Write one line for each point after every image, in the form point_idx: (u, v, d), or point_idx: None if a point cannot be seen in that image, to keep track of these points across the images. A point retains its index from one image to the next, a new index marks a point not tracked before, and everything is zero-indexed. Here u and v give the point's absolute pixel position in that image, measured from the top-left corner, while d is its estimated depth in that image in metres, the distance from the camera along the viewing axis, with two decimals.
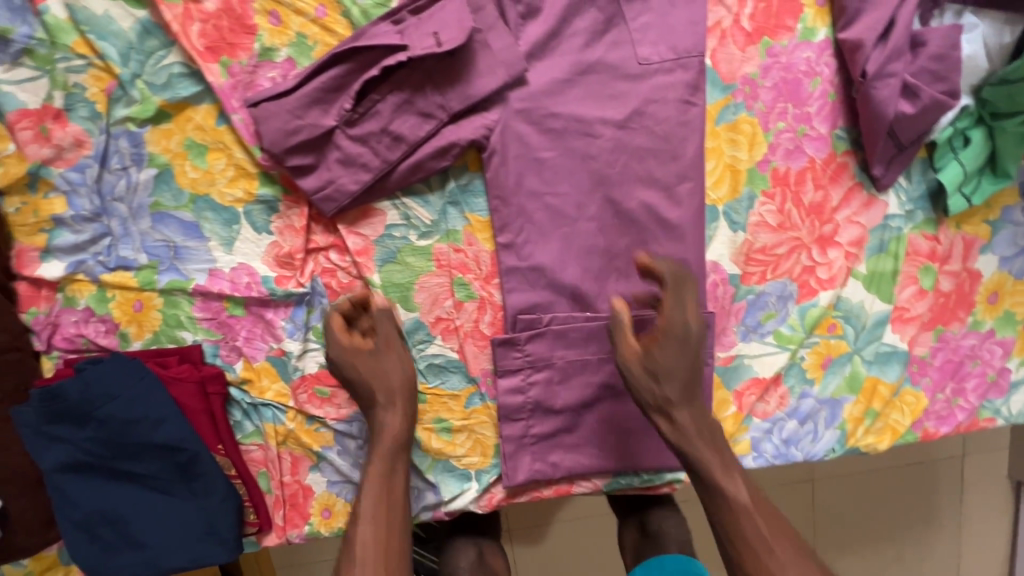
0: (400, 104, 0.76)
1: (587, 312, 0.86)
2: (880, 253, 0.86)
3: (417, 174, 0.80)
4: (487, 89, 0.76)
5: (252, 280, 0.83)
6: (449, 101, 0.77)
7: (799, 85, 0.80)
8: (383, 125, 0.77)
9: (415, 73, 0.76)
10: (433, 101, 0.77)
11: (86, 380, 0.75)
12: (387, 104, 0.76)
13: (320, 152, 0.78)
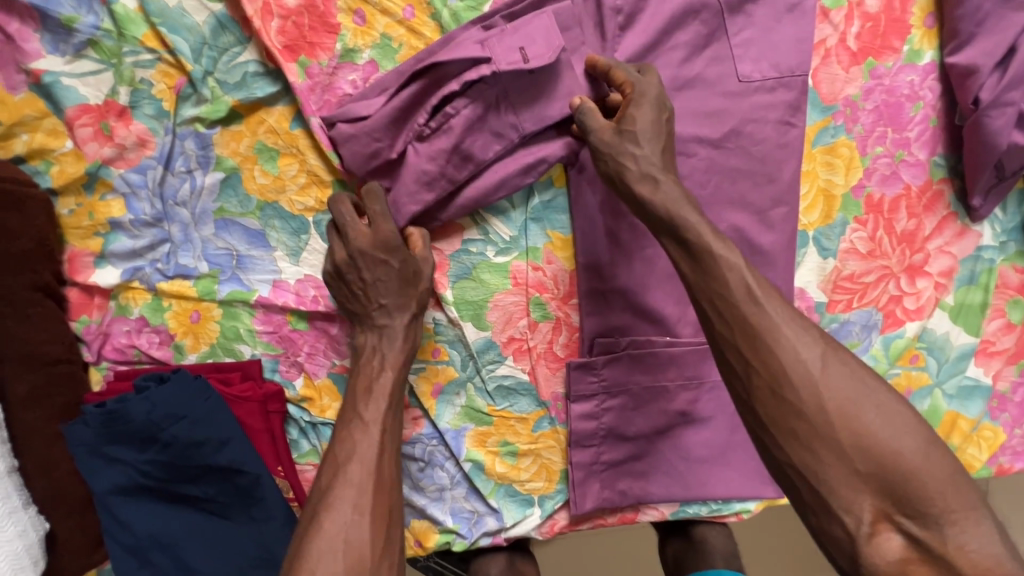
0: (474, 121, 0.71)
1: (667, 336, 0.82)
2: (970, 285, 0.83)
3: (501, 191, 0.74)
4: None
5: (319, 293, 0.79)
6: (523, 121, 0.71)
7: (900, 109, 0.77)
8: (454, 142, 0.71)
9: (493, 88, 0.70)
10: (507, 121, 0.71)
11: (150, 397, 0.69)
12: (461, 120, 0.70)
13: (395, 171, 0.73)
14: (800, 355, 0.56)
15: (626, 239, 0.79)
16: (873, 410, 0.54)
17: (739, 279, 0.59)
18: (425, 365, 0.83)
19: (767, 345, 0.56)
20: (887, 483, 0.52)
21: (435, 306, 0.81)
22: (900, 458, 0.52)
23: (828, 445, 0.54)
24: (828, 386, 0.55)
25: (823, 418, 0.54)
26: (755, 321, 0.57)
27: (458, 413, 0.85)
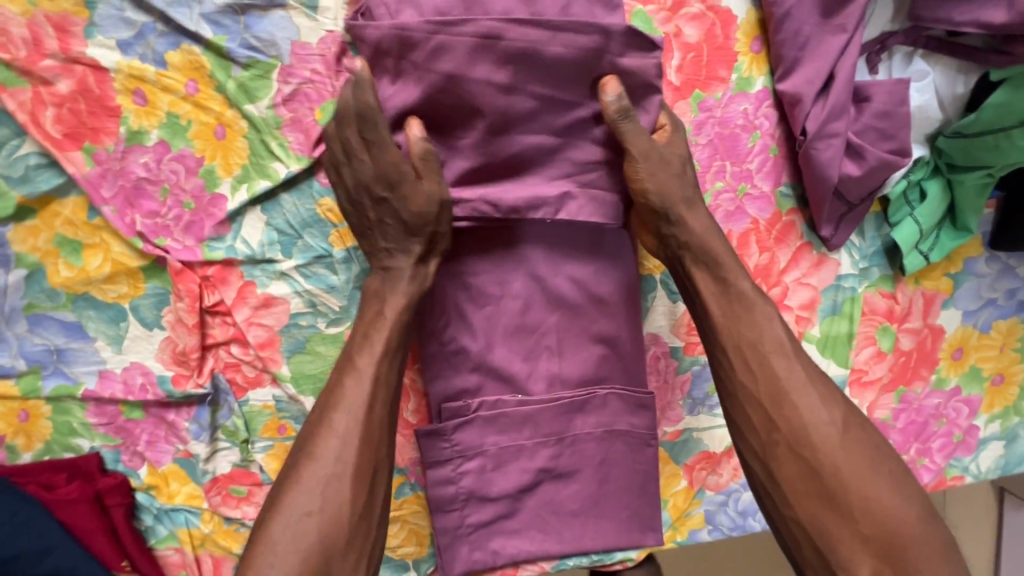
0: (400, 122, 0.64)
1: (517, 394, 0.79)
2: (834, 315, 0.79)
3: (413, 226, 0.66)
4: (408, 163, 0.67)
5: (147, 380, 0.76)
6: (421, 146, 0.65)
7: (737, 141, 0.72)
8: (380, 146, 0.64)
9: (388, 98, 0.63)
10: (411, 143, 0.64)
11: None
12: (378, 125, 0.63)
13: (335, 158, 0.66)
14: (810, 413, 0.58)
15: (461, 300, 0.76)
16: (884, 475, 0.56)
17: (753, 333, 0.61)
18: (271, 443, 0.80)
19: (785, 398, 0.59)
20: (882, 535, 0.54)
21: (273, 383, 0.78)
22: (899, 523, 0.54)
23: (814, 472, 0.56)
24: (832, 436, 0.57)
25: (833, 472, 0.56)
26: (781, 380, 0.60)
27: None
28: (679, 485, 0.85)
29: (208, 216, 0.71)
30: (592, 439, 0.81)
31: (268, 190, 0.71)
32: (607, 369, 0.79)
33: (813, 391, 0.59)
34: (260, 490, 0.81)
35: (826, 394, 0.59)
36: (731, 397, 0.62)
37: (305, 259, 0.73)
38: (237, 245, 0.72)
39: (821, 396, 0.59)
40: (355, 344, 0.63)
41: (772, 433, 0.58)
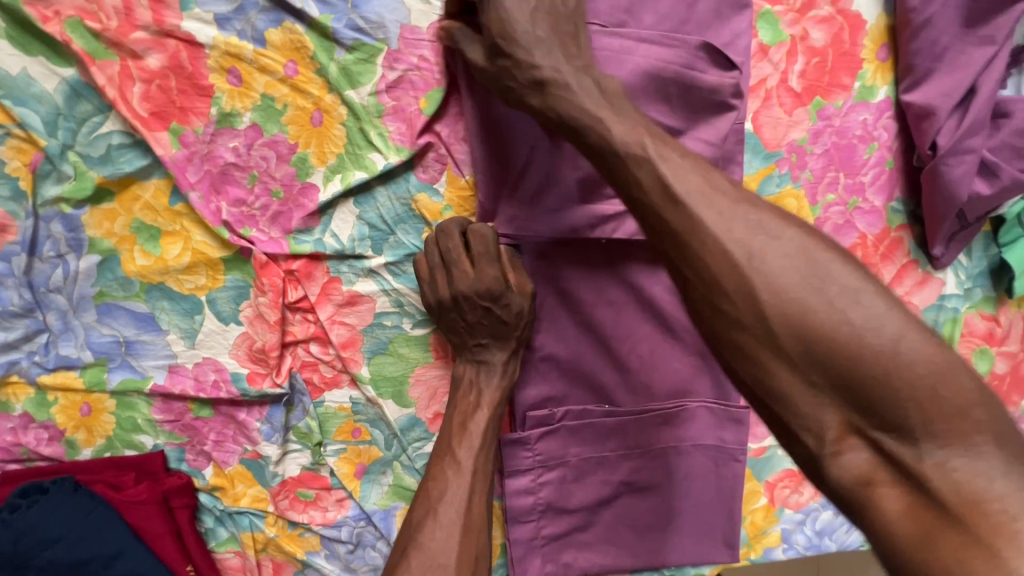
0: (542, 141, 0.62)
1: (604, 405, 0.76)
2: (933, 336, 0.76)
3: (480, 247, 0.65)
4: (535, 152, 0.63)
5: (220, 377, 0.72)
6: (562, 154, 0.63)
7: (853, 152, 0.69)
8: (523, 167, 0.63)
9: None
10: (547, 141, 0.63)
11: (17, 529, 0.65)
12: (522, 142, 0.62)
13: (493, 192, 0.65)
14: (746, 301, 0.41)
15: (551, 304, 0.73)
16: (914, 366, 0.38)
17: (703, 219, 0.43)
18: (345, 446, 0.76)
19: (745, 289, 0.41)
20: (904, 433, 0.39)
21: (351, 385, 0.74)
22: (942, 416, 0.38)
23: (796, 385, 0.41)
24: (805, 331, 0.40)
25: (819, 370, 0.40)
26: (735, 272, 0.42)
27: (386, 492, 0.79)
28: (759, 502, 0.83)
29: (297, 207, 0.67)
30: (678, 453, 0.78)
31: (363, 182, 0.66)
32: (698, 382, 0.76)
33: (786, 257, 0.41)
34: (328, 494, 0.78)
35: (801, 266, 0.41)
36: (694, 300, 0.44)
37: (395, 256, 0.70)
38: (325, 238, 0.68)
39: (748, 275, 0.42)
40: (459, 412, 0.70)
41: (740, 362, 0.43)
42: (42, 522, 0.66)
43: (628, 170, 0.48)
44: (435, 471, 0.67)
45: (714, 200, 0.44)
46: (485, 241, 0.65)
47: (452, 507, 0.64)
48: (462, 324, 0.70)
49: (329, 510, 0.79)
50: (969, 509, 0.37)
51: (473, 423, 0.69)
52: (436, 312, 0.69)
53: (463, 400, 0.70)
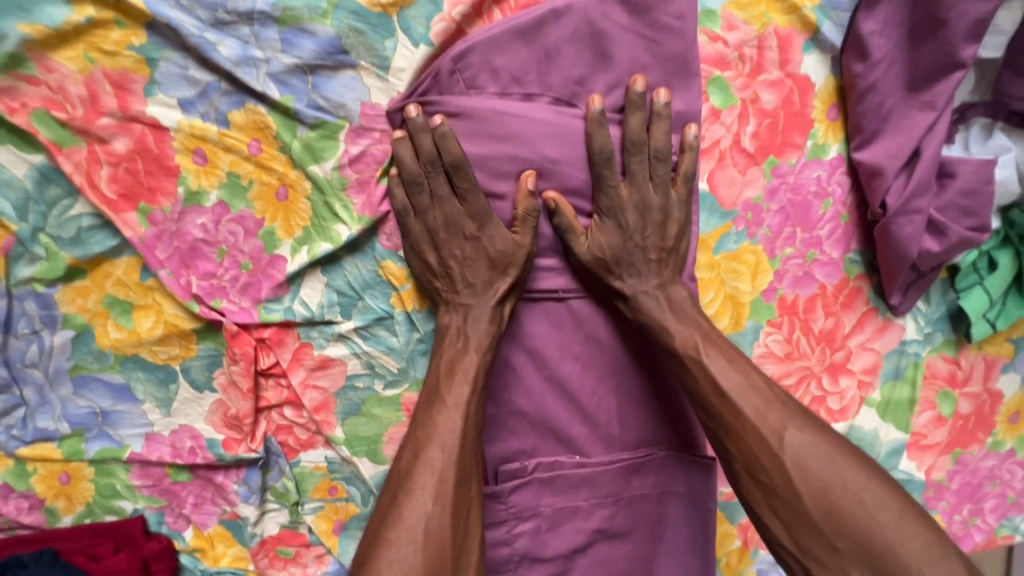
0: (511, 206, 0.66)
1: (576, 456, 0.77)
2: (896, 379, 0.78)
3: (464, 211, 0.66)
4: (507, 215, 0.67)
5: (196, 443, 0.73)
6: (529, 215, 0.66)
7: (808, 208, 0.71)
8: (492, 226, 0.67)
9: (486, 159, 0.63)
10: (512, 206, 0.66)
11: None
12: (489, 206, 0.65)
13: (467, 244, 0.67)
14: (697, 364, 0.64)
15: (519, 361, 0.74)
16: (847, 479, 0.57)
17: (704, 372, 0.64)
18: (322, 504, 0.78)
19: (743, 438, 0.61)
20: (854, 539, 0.55)
21: (325, 445, 0.75)
22: (882, 531, 0.54)
23: (742, 432, 0.61)
24: (771, 451, 0.59)
25: (794, 495, 0.58)
26: (724, 410, 0.63)
27: None
28: (733, 544, 0.84)
29: (266, 277, 0.68)
30: (651, 500, 0.79)
31: (329, 252, 0.68)
32: (661, 432, 0.78)
33: (695, 319, 0.67)
34: (308, 550, 0.79)
35: (779, 417, 0.60)
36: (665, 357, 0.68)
37: (364, 321, 0.71)
38: (295, 306, 0.70)
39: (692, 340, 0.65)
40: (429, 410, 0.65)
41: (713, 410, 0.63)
42: None
43: (650, 289, 0.68)
44: (393, 510, 0.60)
45: (659, 258, 0.68)
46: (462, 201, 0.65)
47: (423, 546, 0.58)
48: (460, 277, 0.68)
49: (309, 566, 0.80)
50: (848, 513, 0.55)
51: (444, 421, 0.64)
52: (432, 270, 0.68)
53: (424, 434, 0.64)
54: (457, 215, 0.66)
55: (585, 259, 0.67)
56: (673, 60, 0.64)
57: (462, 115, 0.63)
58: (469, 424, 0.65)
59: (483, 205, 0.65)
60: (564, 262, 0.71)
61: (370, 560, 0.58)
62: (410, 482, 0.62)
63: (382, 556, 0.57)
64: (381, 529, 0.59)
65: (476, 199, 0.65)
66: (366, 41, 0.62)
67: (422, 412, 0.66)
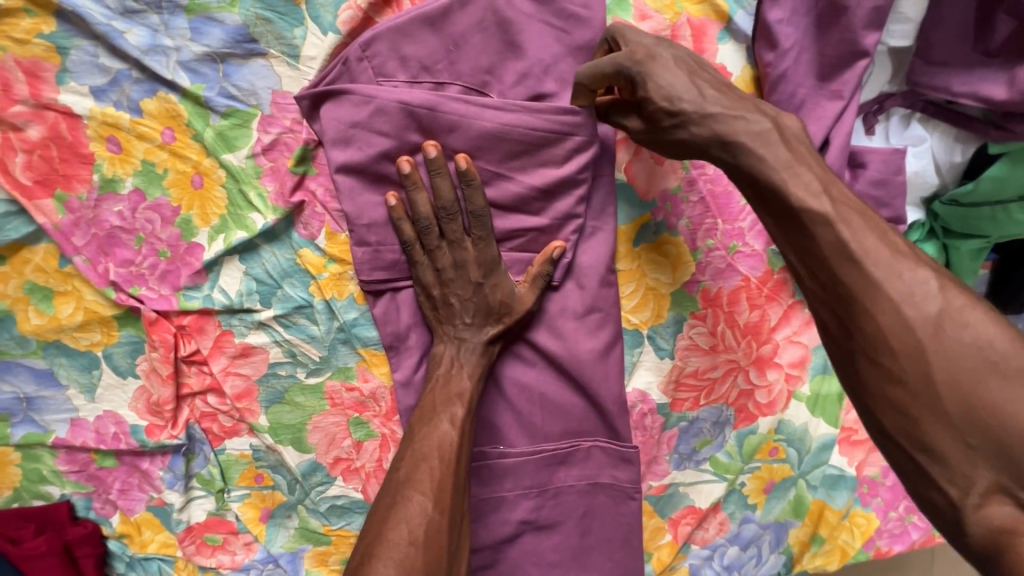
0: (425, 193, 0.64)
1: (499, 446, 0.77)
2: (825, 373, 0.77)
3: (441, 214, 0.65)
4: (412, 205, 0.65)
5: (120, 429, 0.74)
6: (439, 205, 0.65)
7: (729, 199, 0.71)
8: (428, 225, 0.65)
9: (397, 144, 0.63)
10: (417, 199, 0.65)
11: None
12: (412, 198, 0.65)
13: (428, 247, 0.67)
14: (768, 166, 0.53)
15: None
16: (1002, 376, 0.44)
17: (773, 182, 0.52)
18: (248, 491, 0.78)
19: (848, 287, 0.48)
20: (995, 438, 0.44)
21: (250, 433, 0.76)
22: (1013, 416, 0.43)
23: (834, 267, 0.49)
24: (911, 347, 0.46)
25: (906, 356, 0.46)
26: (859, 289, 0.48)
27: (293, 536, 0.81)
28: (664, 539, 0.83)
29: (184, 265, 0.69)
30: (576, 491, 0.79)
31: (245, 240, 0.68)
32: (589, 423, 0.77)
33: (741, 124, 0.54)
34: (236, 538, 0.80)
35: (908, 277, 0.47)
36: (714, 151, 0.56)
37: (284, 309, 0.71)
38: (214, 294, 0.70)
39: (748, 122, 0.55)
40: (429, 406, 0.68)
41: (798, 228, 0.51)
42: None
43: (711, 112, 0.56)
44: (393, 513, 0.61)
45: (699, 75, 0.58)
46: (427, 209, 0.65)
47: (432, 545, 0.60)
48: (446, 282, 0.68)
49: (238, 553, 0.80)
50: (959, 393, 0.45)
51: (446, 415, 0.67)
52: (427, 285, 0.68)
53: (423, 446, 0.65)
54: (426, 219, 0.65)
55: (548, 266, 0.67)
56: (580, 47, 0.65)
57: (364, 101, 0.62)
58: (465, 437, 0.67)
59: (449, 194, 0.64)
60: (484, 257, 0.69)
61: (366, 561, 0.58)
62: (413, 474, 0.64)
63: (387, 534, 0.59)
64: (383, 528, 0.60)
65: (442, 195, 0.64)
66: (275, 30, 0.63)
67: (421, 423, 0.67)
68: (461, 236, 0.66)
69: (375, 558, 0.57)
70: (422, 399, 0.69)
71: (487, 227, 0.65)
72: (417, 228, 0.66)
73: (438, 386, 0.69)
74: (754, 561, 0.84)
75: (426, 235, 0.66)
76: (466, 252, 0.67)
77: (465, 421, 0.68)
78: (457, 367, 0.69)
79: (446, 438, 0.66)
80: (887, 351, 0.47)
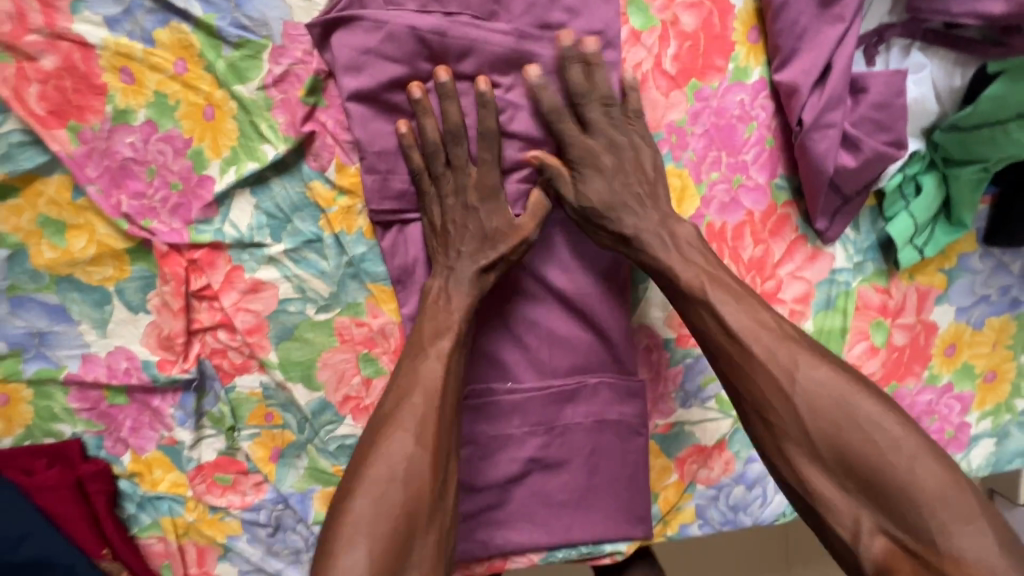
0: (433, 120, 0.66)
1: (507, 382, 0.78)
2: (828, 309, 0.78)
3: (449, 140, 0.67)
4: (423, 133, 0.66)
5: (132, 365, 0.74)
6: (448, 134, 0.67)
7: (733, 131, 0.71)
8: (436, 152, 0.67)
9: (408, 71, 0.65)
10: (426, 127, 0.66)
11: None
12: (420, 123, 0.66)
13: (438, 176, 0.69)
14: (659, 248, 0.67)
15: None
16: (862, 433, 0.57)
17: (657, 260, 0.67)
18: (259, 430, 0.79)
19: (740, 346, 0.62)
20: (864, 478, 0.56)
21: (261, 370, 0.77)
22: (883, 471, 0.55)
23: (722, 328, 0.63)
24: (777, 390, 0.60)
25: (785, 405, 0.59)
26: (740, 353, 0.62)
27: (301, 476, 0.81)
28: (670, 478, 0.84)
29: (195, 198, 0.70)
30: (583, 428, 0.79)
31: (256, 172, 0.69)
32: (596, 359, 0.78)
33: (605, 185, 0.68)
34: (246, 478, 0.81)
35: (779, 343, 0.61)
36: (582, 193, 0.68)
37: (293, 243, 0.72)
38: (224, 228, 0.71)
39: (627, 183, 0.69)
40: (418, 345, 0.68)
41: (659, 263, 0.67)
42: None
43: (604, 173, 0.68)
44: (376, 450, 0.63)
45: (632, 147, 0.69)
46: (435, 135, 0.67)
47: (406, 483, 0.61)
48: (451, 209, 0.70)
49: (248, 493, 0.81)
50: (826, 434, 0.57)
51: (432, 354, 0.67)
52: (432, 212, 0.70)
53: (409, 382, 0.66)
54: (434, 146, 0.67)
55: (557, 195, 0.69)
56: None
57: (375, 27, 0.63)
58: (452, 374, 0.67)
59: (458, 119, 0.66)
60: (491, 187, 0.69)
61: (344, 497, 0.60)
62: (395, 417, 0.65)
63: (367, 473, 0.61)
64: (361, 467, 0.62)
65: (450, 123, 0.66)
66: None
67: (410, 355, 0.68)
68: (469, 163, 0.68)
69: (355, 489, 0.60)
70: (411, 336, 0.69)
71: (495, 150, 0.67)
72: (425, 155, 0.68)
73: (427, 319, 0.69)
74: (760, 501, 0.86)
75: (436, 163, 0.68)
76: (472, 179, 0.69)
77: (450, 361, 0.68)
78: (447, 298, 0.70)
79: (427, 379, 0.66)
80: (764, 396, 0.60)
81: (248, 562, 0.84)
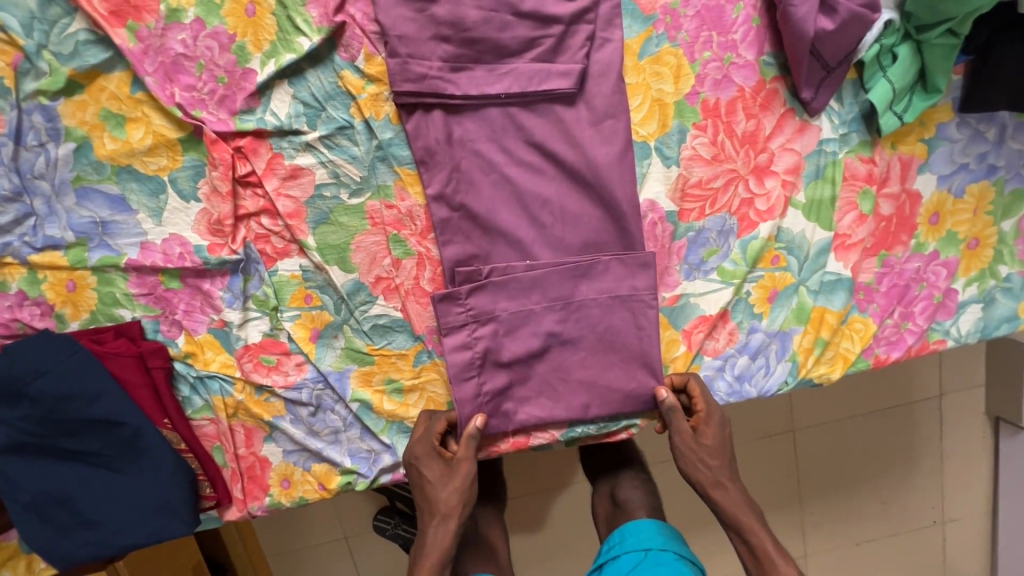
0: (455, 4, 0.75)
1: (526, 261, 0.83)
2: (818, 180, 0.85)
3: (464, 24, 0.75)
4: (445, 17, 0.75)
5: (185, 250, 0.82)
6: (466, 16, 0.75)
7: (721, 12, 0.80)
8: (456, 33, 0.76)
9: None
10: (448, 11, 0.75)
11: (13, 358, 0.78)
12: (444, 7, 0.75)
13: (457, 57, 0.76)
14: (699, 465, 0.84)
15: (469, 166, 0.81)
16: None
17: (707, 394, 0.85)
18: (299, 312, 0.86)
19: (715, 500, 0.82)
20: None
21: (300, 254, 0.84)
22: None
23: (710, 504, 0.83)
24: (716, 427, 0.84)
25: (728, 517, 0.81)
26: (718, 504, 0.82)
27: (339, 355, 0.88)
28: (678, 349, 0.88)
29: (239, 90, 0.78)
30: (597, 300, 0.84)
31: (293, 63, 0.77)
32: (606, 234, 0.84)
33: None
34: (288, 359, 0.87)
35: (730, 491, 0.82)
36: None
37: (328, 130, 0.80)
38: (266, 117, 0.79)
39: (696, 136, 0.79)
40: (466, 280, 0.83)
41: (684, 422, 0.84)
42: (37, 355, 0.79)
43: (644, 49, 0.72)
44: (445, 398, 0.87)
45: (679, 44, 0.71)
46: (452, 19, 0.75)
47: (440, 528, 0.80)
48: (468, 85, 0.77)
49: (290, 374, 0.88)
50: (746, 547, 0.80)
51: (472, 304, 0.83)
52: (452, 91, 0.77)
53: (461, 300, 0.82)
54: (453, 29, 0.75)
55: (564, 72, 0.78)
56: None
57: None
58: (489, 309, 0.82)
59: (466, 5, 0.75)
60: (506, 67, 0.77)
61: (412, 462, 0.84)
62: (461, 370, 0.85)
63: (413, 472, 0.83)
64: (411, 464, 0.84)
65: (466, 7, 0.75)
66: None
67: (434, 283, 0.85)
68: (481, 42, 0.76)
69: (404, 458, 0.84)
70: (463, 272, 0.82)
71: (501, 31, 0.76)
72: (444, 37, 0.76)
73: (417, 444, 0.83)
74: (763, 372, 0.89)
75: (454, 44, 0.76)
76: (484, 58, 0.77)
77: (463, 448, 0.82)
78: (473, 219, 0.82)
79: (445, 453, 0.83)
80: (723, 503, 0.82)
81: (291, 442, 0.90)
